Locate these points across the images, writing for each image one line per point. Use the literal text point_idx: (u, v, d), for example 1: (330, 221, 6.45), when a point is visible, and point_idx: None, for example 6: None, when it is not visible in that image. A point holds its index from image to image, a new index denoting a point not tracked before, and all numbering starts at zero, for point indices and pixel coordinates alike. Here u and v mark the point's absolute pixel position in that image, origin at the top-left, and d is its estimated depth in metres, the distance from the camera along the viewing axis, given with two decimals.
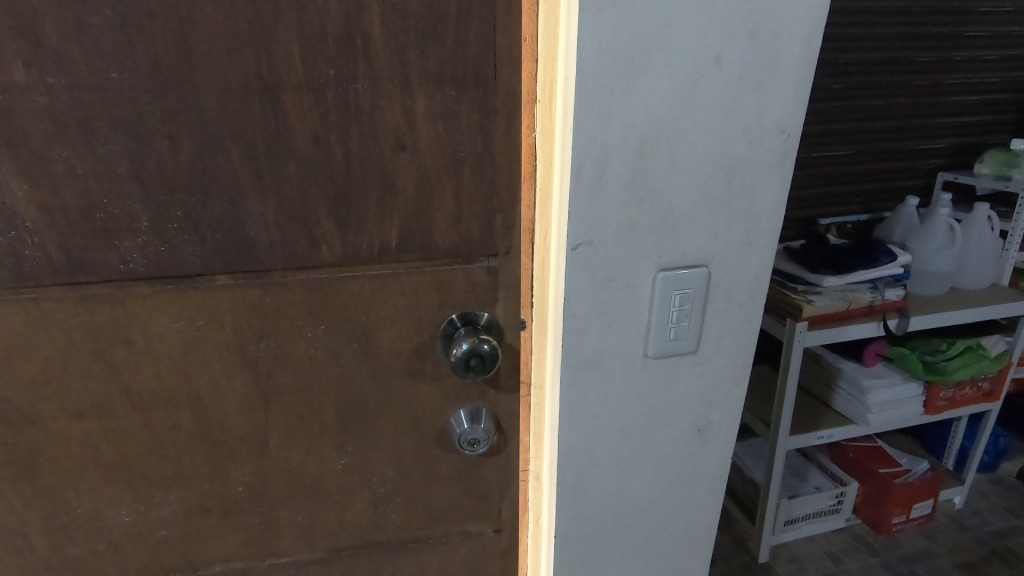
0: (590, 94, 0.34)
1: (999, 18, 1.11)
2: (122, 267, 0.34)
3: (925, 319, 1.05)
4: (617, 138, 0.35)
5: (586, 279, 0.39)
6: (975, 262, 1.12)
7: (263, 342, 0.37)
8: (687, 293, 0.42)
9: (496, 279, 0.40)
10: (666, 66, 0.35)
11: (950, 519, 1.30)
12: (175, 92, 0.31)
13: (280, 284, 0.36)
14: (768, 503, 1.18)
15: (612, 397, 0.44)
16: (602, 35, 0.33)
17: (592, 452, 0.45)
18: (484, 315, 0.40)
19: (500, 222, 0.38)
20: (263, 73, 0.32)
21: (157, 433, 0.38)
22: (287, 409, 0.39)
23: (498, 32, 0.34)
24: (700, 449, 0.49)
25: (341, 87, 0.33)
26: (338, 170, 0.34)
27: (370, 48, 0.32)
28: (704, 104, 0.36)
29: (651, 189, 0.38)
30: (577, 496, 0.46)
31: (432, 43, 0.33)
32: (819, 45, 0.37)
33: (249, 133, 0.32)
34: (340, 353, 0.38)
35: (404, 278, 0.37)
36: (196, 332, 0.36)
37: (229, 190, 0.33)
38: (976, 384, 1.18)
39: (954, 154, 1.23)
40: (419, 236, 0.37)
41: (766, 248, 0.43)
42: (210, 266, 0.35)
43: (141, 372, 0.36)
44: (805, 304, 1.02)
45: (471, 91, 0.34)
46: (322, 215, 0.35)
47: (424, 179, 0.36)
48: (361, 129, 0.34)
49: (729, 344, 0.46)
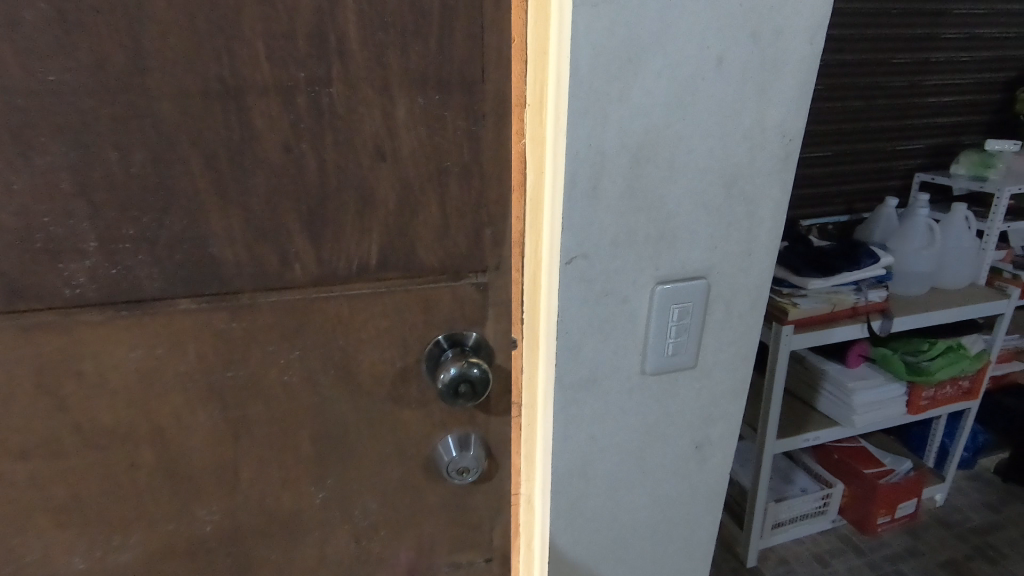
0: (586, 97, 0.32)
1: (974, 21, 1.12)
2: (67, 291, 0.30)
3: (908, 319, 1.06)
4: (614, 145, 0.34)
5: (580, 293, 0.37)
6: (954, 262, 1.13)
7: (231, 371, 0.34)
8: (686, 306, 0.40)
9: (486, 297, 0.37)
10: (664, 68, 0.33)
11: (932, 517, 1.31)
12: (125, 96, 0.28)
13: (250, 306, 0.33)
14: (755, 507, 1.17)
15: (608, 415, 0.42)
16: (597, 34, 0.31)
17: (588, 472, 0.43)
18: (473, 335, 0.38)
19: (489, 235, 0.35)
20: (225, 75, 0.28)
21: (113, 473, 0.35)
22: (259, 441, 0.36)
23: (485, 30, 0.31)
24: (699, 466, 0.47)
25: (313, 90, 0.30)
26: (311, 182, 0.31)
27: (346, 48, 0.29)
28: (703, 108, 0.35)
29: (649, 199, 0.36)
30: (573, 517, 0.44)
31: (414, 42, 0.30)
32: (822, 45, 0.35)
33: (211, 142, 0.29)
34: (317, 380, 0.35)
35: (386, 297, 0.35)
36: (156, 361, 0.33)
37: (189, 204, 0.30)
38: (956, 383, 1.19)
39: (930, 155, 1.25)
40: (401, 251, 0.34)
41: (766, 256, 0.41)
42: (169, 289, 0.31)
43: (92, 406, 0.33)
44: (790, 307, 1.01)
45: (456, 95, 0.32)
46: (295, 230, 0.32)
47: (407, 191, 0.33)
48: (336, 137, 0.31)
49: (729, 357, 0.44)
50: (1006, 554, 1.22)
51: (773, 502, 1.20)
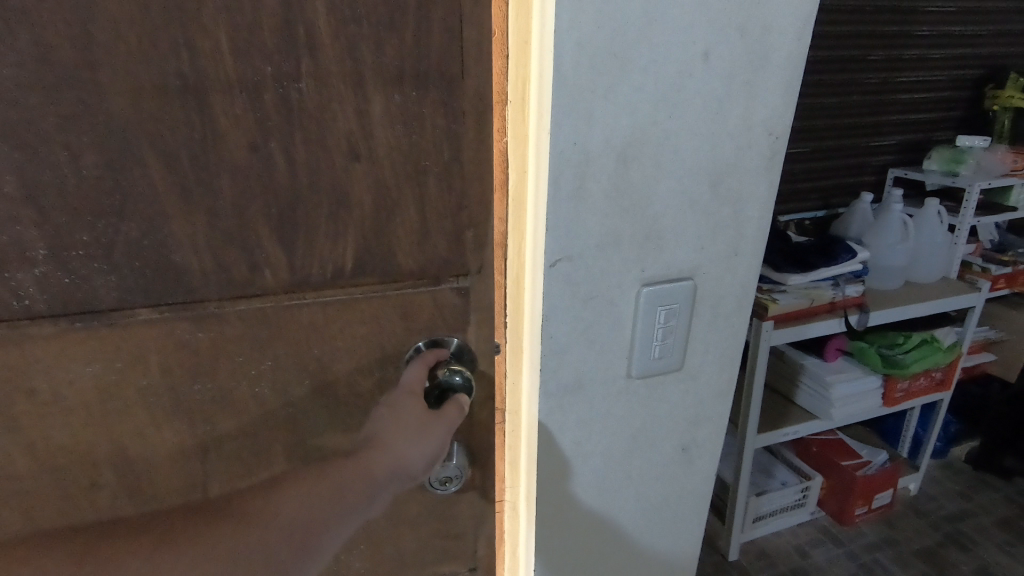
0: (570, 95, 0.31)
1: (945, 19, 1.14)
2: (15, 304, 0.28)
3: (884, 314, 1.07)
4: (599, 144, 0.33)
5: (566, 297, 0.36)
6: (927, 257, 1.15)
7: (198, 384, 0.32)
8: (673, 308, 0.39)
9: (468, 302, 0.36)
10: (649, 64, 0.32)
11: (907, 507, 1.33)
12: (73, 92, 0.26)
13: (217, 316, 0.31)
14: (737, 502, 1.18)
15: (594, 420, 0.41)
16: (581, 30, 0.30)
17: (574, 479, 0.42)
18: (454, 342, 0.36)
19: (471, 238, 0.34)
20: (184, 69, 0.26)
21: (71, 495, 0.33)
22: (230, 456, 0.34)
23: (464, 24, 0.30)
24: (686, 469, 0.47)
25: (281, 86, 0.28)
26: (281, 184, 0.30)
27: (316, 41, 0.28)
28: (690, 105, 0.34)
29: (635, 199, 0.35)
30: (559, 524, 0.43)
31: (389, 36, 0.29)
32: (808, 41, 0.35)
33: (170, 142, 0.27)
34: (291, 390, 0.34)
35: (362, 303, 0.33)
36: (115, 375, 0.31)
37: (147, 209, 0.28)
38: (930, 375, 1.22)
39: (904, 151, 1.27)
40: (377, 255, 0.32)
41: (753, 257, 0.40)
42: (128, 299, 0.30)
43: (46, 425, 0.31)
44: (770, 303, 1.02)
45: (434, 92, 0.30)
46: (265, 235, 0.30)
47: (383, 192, 0.31)
48: (307, 135, 0.29)
49: (715, 359, 0.43)
50: (978, 540, 1.25)
51: (754, 496, 1.21)
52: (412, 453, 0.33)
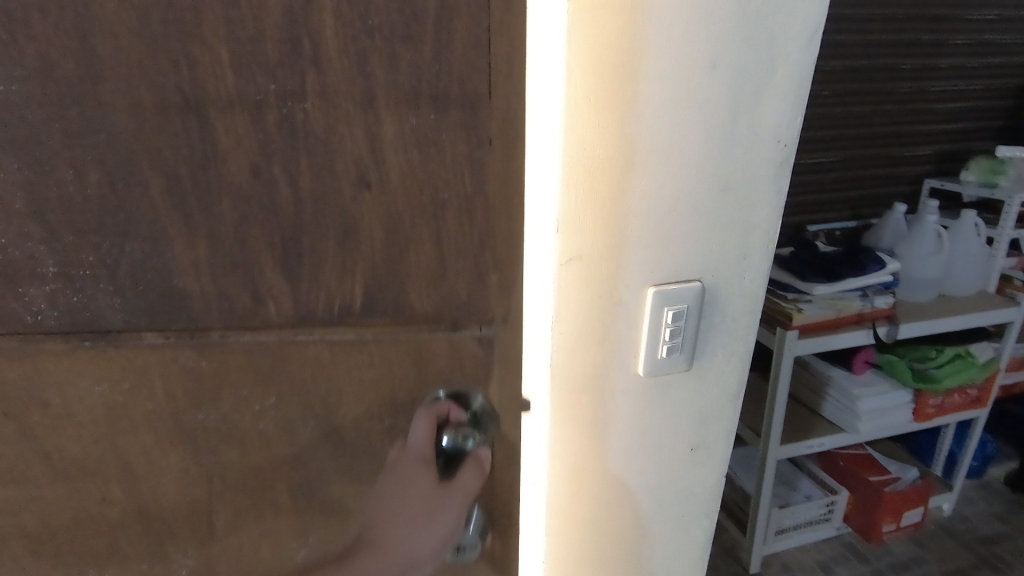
0: (586, 121, 0.38)
1: (980, 28, 1.11)
2: (29, 319, 0.28)
3: (914, 327, 1.03)
4: (610, 163, 0.39)
5: (576, 293, 0.42)
6: (963, 269, 1.10)
7: (204, 412, 0.31)
8: (680, 308, 0.44)
9: (491, 352, 0.33)
10: (658, 96, 0.38)
11: (938, 526, 1.28)
12: (76, 108, 0.25)
13: (220, 346, 0.30)
14: (759, 514, 1.15)
15: (603, 406, 0.47)
16: (599, 70, 0.37)
17: (585, 455, 0.49)
18: (477, 398, 0.34)
19: (495, 281, 0.32)
20: (184, 85, 0.25)
21: (82, 508, 0.32)
22: (236, 488, 0.33)
23: (490, 34, 0.28)
24: (692, 459, 0.51)
25: (286, 106, 0.27)
26: (286, 210, 0.28)
27: (324, 58, 0.26)
28: (696, 130, 0.40)
29: (645, 215, 0.41)
30: (568, 492, 0.50)
31: (403, 51, 0.27)
32: (808, 79, 0.40)
33: (172, 161, 0.27)
34: (296, 429, 0.32)
35: (372, 345, 0.32)
36: (123, 396, 0.30)
37: (150, 230, 0.27)
38: (964, 391, 1.16)
39: (940, 161, 1.22)
40: (388, 292, 0.31)
41: (756, 267, 0.45)
42: (133, 321, 0.29)
43: (59, 438, 0.30)
44: (794, 313, 0.99)
45: (455, 113, 0.29)
46: (268, 265, 0.29)
47: (393, 223, 0.30)
48: (313, 158, 0.28)
49: (721, 356, 0.48)
50: (1015, 564, 1.19)
51: (777, 508, 1.18)
52: (421, 540, 0.34)
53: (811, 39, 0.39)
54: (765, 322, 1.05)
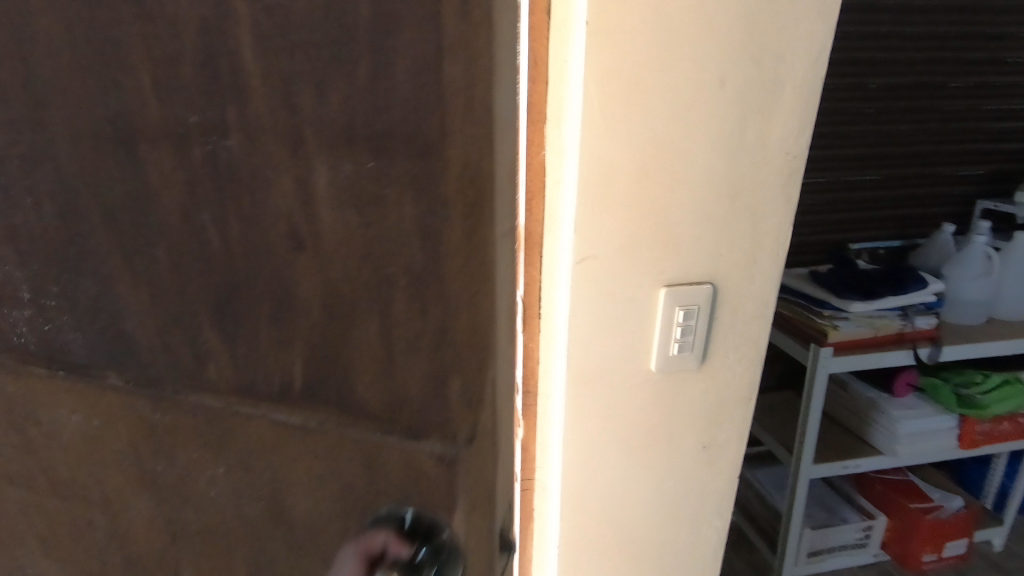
0: (595, 124, 0.48)
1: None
2: (13, 340, 0.28)
3: (957, 349, 1.07)
4: (622, 159, 0.49)
5: (591, 286, 0.53)
6: (1012, 292, 1.14)
7: (161, 465, 0.29)
8: (692, 308, 0.56)
9: (452, 474, 0.28)
10: (659, 107, 0.48)
11: (985, 559, 1.27)
12: (28, 134, 0.24)
13: (173, 401, 0.28)
14: (793, 532, 1.18)
15: (618, 386, 0.59)
16: (605, 70, 0.46)
17: (606, 431, 0.60)
18: (443, 531, 0.29)
19: (456, 392, 0.27)
20: (110, 112, 0.23)
21: (64, 529, 0.31)
22: (198, 548, 0.31)
23: (445, 51, 0.23)
24: (711, 461, 0.64)
25: (210, 142, 0.23)
26: (220, 259, 0.25)
27: (244, 88, 0.22)
28: (705, 126, 0.50)
29: (654, 235, 0.53)
30: (590, 467, 0.60)
31: (337, 77, 0.22)
32: (808, 86, 0.51)
33: (111, 197, 0.25)
34: (245, 507, 0.30)
35: (316, 438, 0.28)
36: (96, 432, 0.29)
37: (98, 267, 0.26)
38: (1016, 421, 1.16)
39: None
40: (331, 375, 0.27)
41: (766, 275, 0.58)
42: (94, 360, 0.28)
43: (45, 460, 0.30)
44: (830, 329, 1.05)
45: (400, 165, 0.24)
46: (206, 322, 0.26)
47: (334, 297, 0.25)
48: (245, 209, 0.24)
49: (732, 359, 0.62)
50: None
51: (811, 528, 1.21)
52: None
53: (811, 46, 0.50)
54: (801, 338, 1.12)
